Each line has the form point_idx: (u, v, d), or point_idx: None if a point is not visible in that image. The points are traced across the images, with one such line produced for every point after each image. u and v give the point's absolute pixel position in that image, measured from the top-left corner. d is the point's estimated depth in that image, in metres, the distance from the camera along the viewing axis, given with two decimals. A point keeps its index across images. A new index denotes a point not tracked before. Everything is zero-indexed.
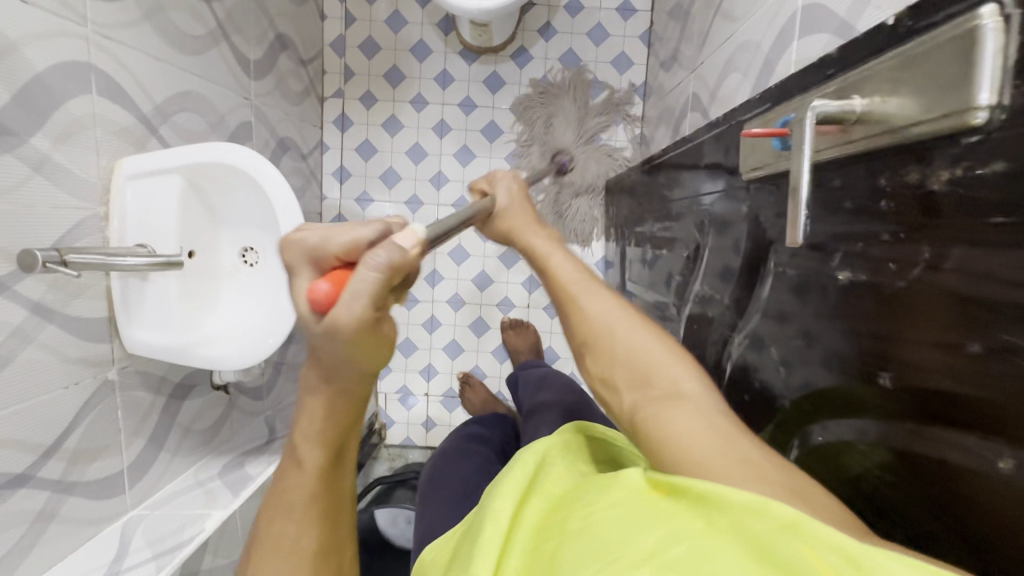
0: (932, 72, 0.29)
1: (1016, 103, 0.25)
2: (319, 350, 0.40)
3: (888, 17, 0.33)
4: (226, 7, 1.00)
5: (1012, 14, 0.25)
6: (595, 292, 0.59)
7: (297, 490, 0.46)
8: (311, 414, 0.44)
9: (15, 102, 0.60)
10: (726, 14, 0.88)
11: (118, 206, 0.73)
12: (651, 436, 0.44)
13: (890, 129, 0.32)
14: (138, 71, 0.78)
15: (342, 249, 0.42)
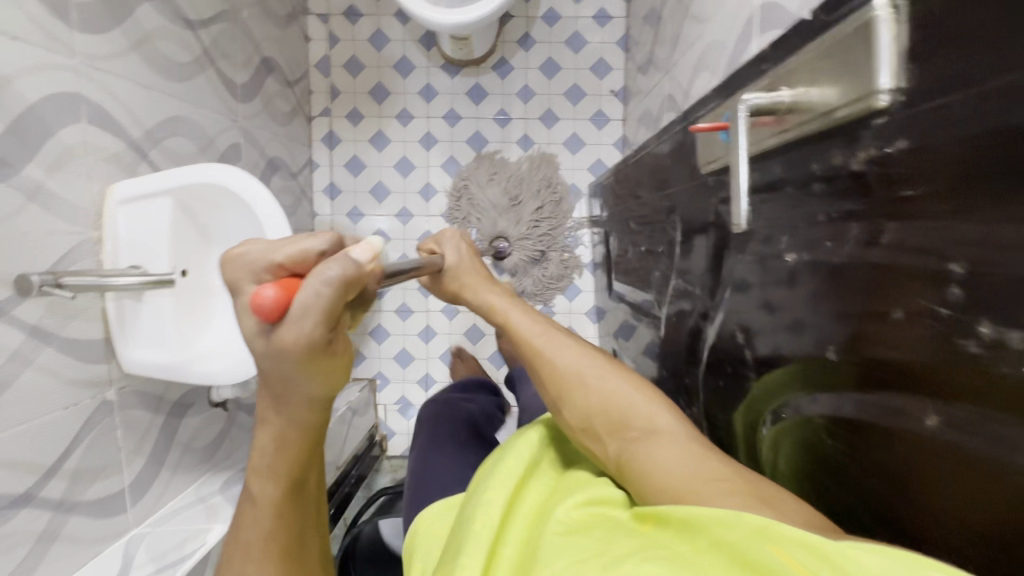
0: (839, 63, 0.32)
1: (912, 85, 0.27)
2: (275, 373, 0.44)
3: (807, 14, 0.36)
4: (211, 35, 1.03)
5: (900, 5, 0.28)
6: (559, 344, 0.63)
7: (254, 528, 0.53)
8: (263, 454, 0.50)
9: (9, 134, 0.63)
10: (693, 17, 0.91)
11: (111, 230, 0.76)
12: (640, 476, 0.49)
13: (812, 117, 0.35)
14: (127, 100, 0.81)
15: (289, 258, 0.44)
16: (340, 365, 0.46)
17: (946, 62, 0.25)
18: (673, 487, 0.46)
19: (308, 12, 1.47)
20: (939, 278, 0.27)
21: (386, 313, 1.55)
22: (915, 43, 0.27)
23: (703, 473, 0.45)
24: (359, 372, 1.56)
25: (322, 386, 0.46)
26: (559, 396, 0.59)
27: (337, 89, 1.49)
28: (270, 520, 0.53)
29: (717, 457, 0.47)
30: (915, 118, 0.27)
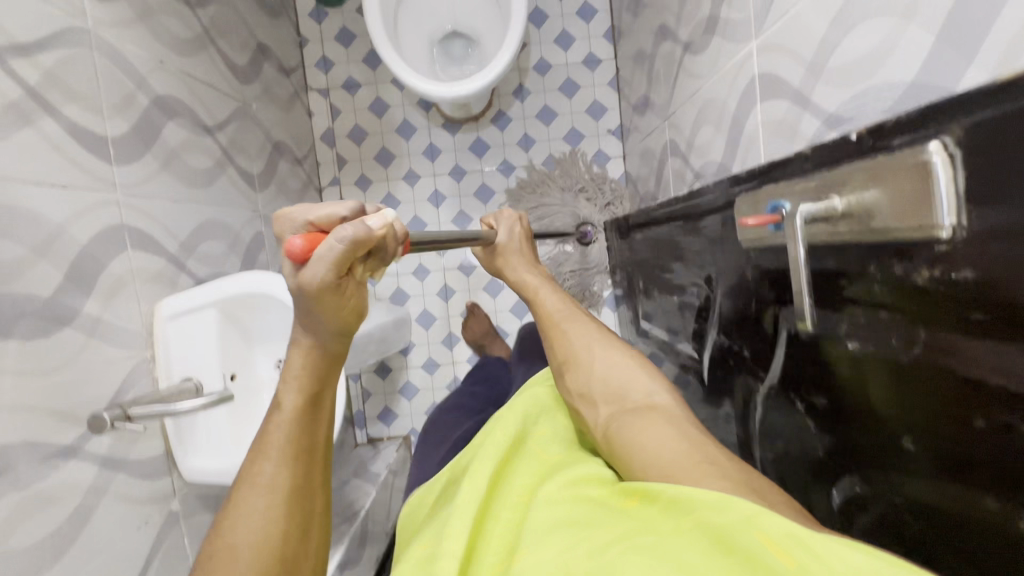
0: (893, 189, 0.35)
1: (975, 225, 0.30)
2: (298, 307, 0.55)
3: (853, 134, 0.39)
4: (228, 134, 1.07)
5: (956, 153, 0.31)
6: (576, 321, 0.78)
7: (277, 429, 0.59)
8: (295, 363, 0.60)
9: (67, 278, 0.66)
10: (688, 70, 0.95)
11: (162, 347, 0.77)
12: (625, 440, 0.57)
13: (868, 230, 0.38)
14: (163, 217, 0.84)
15: (319, 219, 0.53)
16: (349, 306, 0.56)
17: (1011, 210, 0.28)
18: (661, 463, 0.51)
19: (308, 89, 1.52)
20: (1018, 401, 0.30)
21: (414, 369, 1.57)
22: (975, 188, 0.30)
23: (691, 456, 0.50)
24: (393, 431, 1.57)
25: (335, 323, 0.57)
26: (567, 363, 0.73)
27: (343, 158, 1.53)
28: (293, 428, 0.59)
29: (709, 441, 0.52)
30: (984, 251, 0.30)
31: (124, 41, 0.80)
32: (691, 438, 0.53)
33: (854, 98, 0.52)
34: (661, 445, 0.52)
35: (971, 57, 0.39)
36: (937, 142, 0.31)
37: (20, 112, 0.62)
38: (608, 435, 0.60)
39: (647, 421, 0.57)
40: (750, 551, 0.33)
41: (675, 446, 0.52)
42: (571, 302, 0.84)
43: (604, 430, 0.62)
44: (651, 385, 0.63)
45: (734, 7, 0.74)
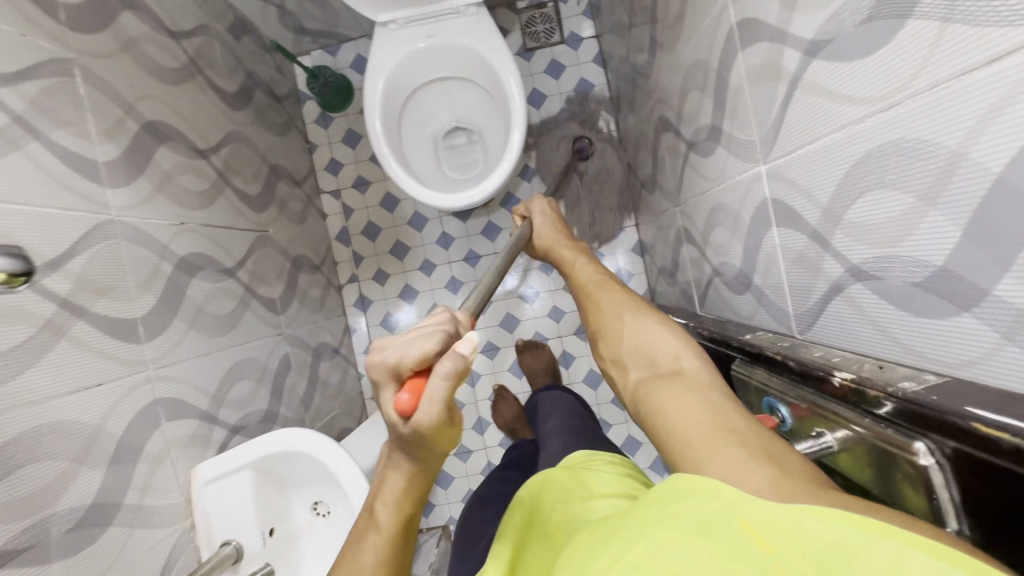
0: (888, 462, 0.39)
1: (975, 536, 0.34)
2: (408, 444, 0.45)
3: (837, 380, 0.44)
4: (248, 268, 1.10)
5: (948, 463, 0.35)
6: (609, 292, 0.75)
7: (370, 552, 0.49)
8: (393, 485, 0.49)
9: (107, 475, 0.67)
10: (696, 167, 0.94)
11: (201, 513, 0.79)
12: (650, 408, 0.52)
13: (870, 478, 0.42)
14: (194, 377, 0.86)
15: (416, 359, 0.42)
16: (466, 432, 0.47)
17: (1011, 549, 0.32)
18: (685, 436, 0.44)
19: (320, 192, 1.57)
20: None
21: (446, 457, 1.56)
22: (968, 506, 0.34)
23: (710, 420, 0.44)
24: (431, 522, 1.54)
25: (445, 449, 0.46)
26: (600, 334, 0.70)
27: (360, 255, 1.56)
28: (388, 550, 0.49)
29: (736, 414, 0.44)
30: (984, 559, 0.34)
31: (145, 218, 0.83)
32: (715, 406, 0.46)
33: (880, 256, 0.49)
34: (683, 408, 0.47)
35: (1006, 264, 0.37)
36: (924, 447, 0.36)
37: (54, 328, 0.64)
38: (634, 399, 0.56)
39: (674, 388, 0.51)
40: (736, 539, 0.29)
41: (700, 414, 0.45)
42: (605, 275, 0.81)
43: (632, 396, 0.58)
44: (678, 347, 0.57)
45: (736, 126, 0.74)
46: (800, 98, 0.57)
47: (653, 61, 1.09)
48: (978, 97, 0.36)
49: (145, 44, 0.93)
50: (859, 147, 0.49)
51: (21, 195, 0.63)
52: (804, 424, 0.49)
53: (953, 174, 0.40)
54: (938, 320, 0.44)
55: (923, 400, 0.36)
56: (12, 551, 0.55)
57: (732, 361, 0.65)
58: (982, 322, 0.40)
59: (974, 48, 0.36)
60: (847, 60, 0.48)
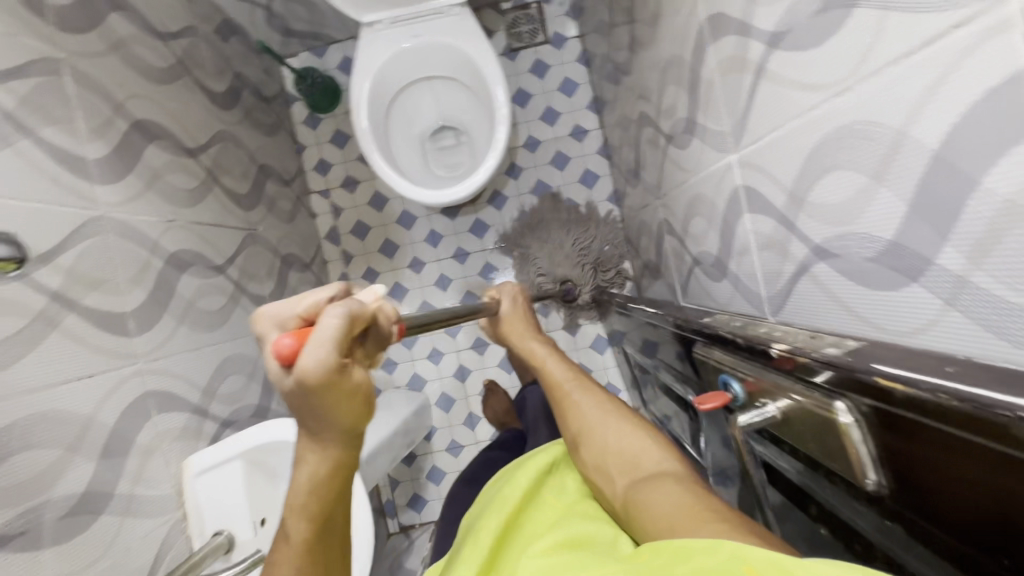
0: (818, 425, 0.38)
1: (894, 488, 0.33)
2: (300, 411, 0.42)
3: (773, 350, 0.44)
4: (237, 265, 1.12)
5: (860, 420, 0.34)
6: (585, 390, 0.70)
7: (284, 564, 0.48)
8: (297, 483, 0.47)
9: (98, 465, 0.69)
10: (674, 161, 0.97)
11: (193, 503, 0.81)
12: (641, 513, 0.49)
13: (808, 443, 0.40)
14: (184, 371, 0.88)
15: (308, 309, 0.45)
16: (361, 402, 0.43)
17: (925, 497, 0.31)
18: (671, 524, 0.44)
19: (309, 192, 1.58)
20: None
21: (438, 453, 1.57)
22: (883, 460, 0.33)
23: (691, 507, 0.44)
24: (424, 517, 1.55)
25: (343, 422, 0.43)
26: (579, 440, 0.64)
27: (349, 254, 1.58)
28: (300, 562, 0.48)
29: (713, 499, 0.45)
30: (909, 511, 0.33)
31: (135, 214, 0.85)
32: (697, 494, 0.46)
33: (838, 236, 0.52)
34: (668, 504, 0.46)
35: (945, 234, 0.40)
36: (841, 406, 0.35)
37: (46, 319, 0.66)
38: (624, 502, 0.53)
39: (660, 488, 0.49)
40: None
41: (681, 508, 0.45)
42: (577, 370, 0.76)
43: (621, 501, 0.54)
44: (659, 451, 0.56)
45: (710, 118, 0.77)
46: (765, 89, 0.59)
47: (633, 59, 1.12)
48: (915, 81, 0.39)
49: (133, 44, 0.95)
50: (819, 135, 0.52)
51: (12, 190, 0.64)
52: (753, 397, 0.48)
53: (898, 155, 0.43)
54: (891, 291, 0.47)
55: (842, 360, 0.36)
56: (7, 535, 0.56)
57: (691, 341, 0.64)
58: (928, 291, 0.42)
59: (909, 38, 0.39)
60: (802, 51, 0.51)
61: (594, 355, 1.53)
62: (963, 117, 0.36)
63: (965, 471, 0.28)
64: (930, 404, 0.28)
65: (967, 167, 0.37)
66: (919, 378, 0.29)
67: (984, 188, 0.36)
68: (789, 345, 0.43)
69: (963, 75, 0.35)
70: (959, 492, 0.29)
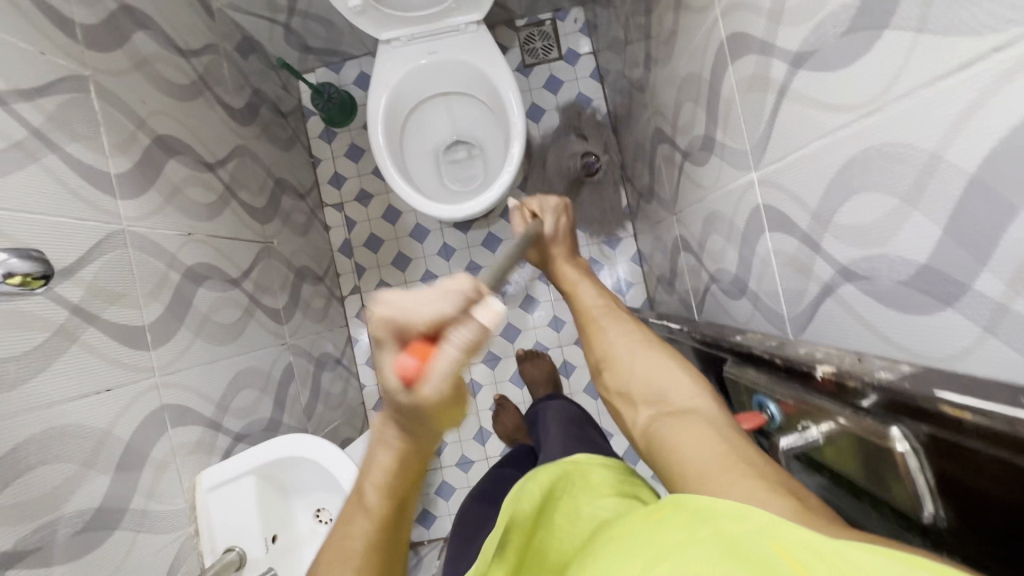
0: (867, 453, 0.37)
1: (951, 522, 0.32)
2: (403, 414, 0.43)
3: (816, 372, 0.42)
4: (252, 278, 1.12)
5: (919, 449, 0.33)
6: (617, 323, 0.73)
7: (356, 538, 0.48)
8: (381, 466, 0.48)
9: (114, 480, 0.68)
10: (691, 178, 0.97)
11: (204, 520, 0.79)
12: (660, 444, 0.52)
13: (854, 470, 0.39)
14: (199, 385, 0.88)
15: (425, 323, 0.42)
16: (464, 418, 0.45)
17: (984, 532, 0.30)
18: (695, 461, 0.45)
19: (324, 205, 1.59)
20: None
21: (448, 468, 1.56)
22: (941, 491, 0.32)
23: (728, 457, 0.43)
24: (433, 534, 1.54)
25: (440, 431, 0.45)
26: (603, 362, 0.69)
27: (362, 267, 1.59)
28: (375, 535, 0.48)
29: (745, 446, 0.45)
30: (965, 545, 0.32)
31: (154, 227, 0.85)
32: (726, 438, 0.47)
33: (867, 258, 0.51)
34: (691, 442, 0.48)
35: (984, 260, 0.38)
36: (898, 433, 0.34)
37: (67, 333, 0.66)
38: (645, 434, 0.56)
39: (684, 422, 0.51)
40: (767, 562, 0.28)
41: (708, 445, 0.46)
42: (610, 300, 0.79)
43: (641, 430, 0.58)
44: (693, 386, 0.56)
45: (729, 136, 0.76)
46: (788, 108, 0.59)
47: (648, 76, 1.12)
48: (951, 103, 0.38)
49: (157, 62, 0.96)
50: (845, 154, 0.51)
51: (37, 207, 0.65)
52: (791, 420, 0.46)
53: (931, 179, 0.42)
54: (923, 316, 0.46)
55: (897, 384, 0.34)
56: (21, 552, 0.55)
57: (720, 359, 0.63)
58: (965, 318, 0.41)
59: (945, 58, 0.38)
60: (829, 71, 0.51)
61: None
62: (1000, 141, 0.35)
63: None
64: (1005, 435, 0.27)
65: (1006, 194, 0.36)
66: (981, 407, 0.28)
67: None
68: (834, 367, 0.41)
69: (1002, 98, 0.34)
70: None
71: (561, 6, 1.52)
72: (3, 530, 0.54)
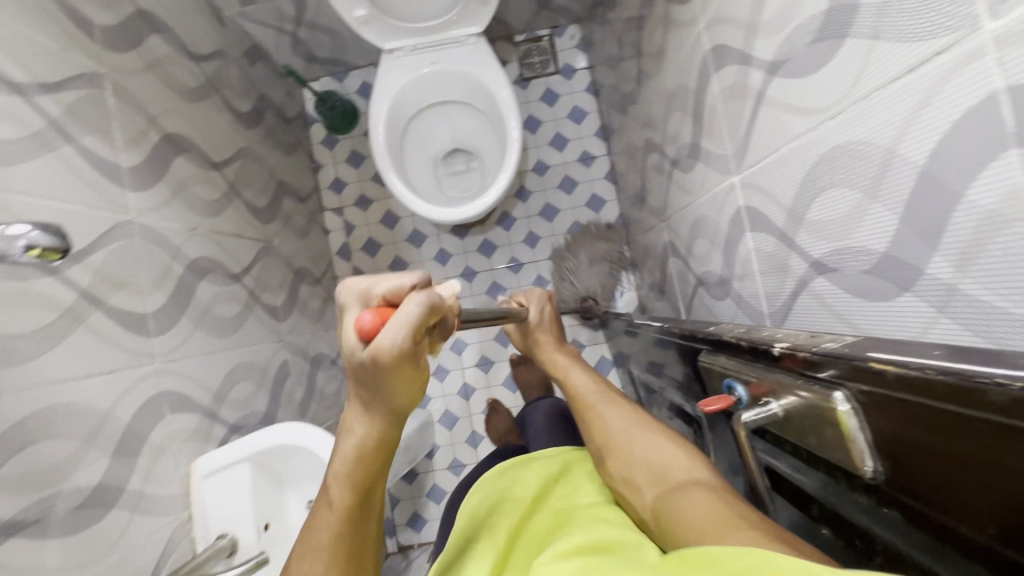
0: (818, 420, 0.40)
1: (891, 476, 0.35)
2: (364, 381, 0.45)
3: (775, 349, 0.46)
4: (252, 275, 1.15)
5: (858, 408, 0.36)
6: (613, 403, 0.71)
7: (324, 531, 0.50)
8: (344, 457, 0.50)
9: (112, 461, 0.70)
10: (679, 185, 1.01)
11: (199, 505, 0.81)
12: (672, 524, 0.49)
13: (807, 439, 0.42)
14: (198, 374, 0.90)
15: (387, 290, 0.48)
16: (417, 385, 0.47)
17: (917, 479, 0.33)
18: (701, 530, 0.44)
19: (324, 209, 1.63)
20: None
21: (439, 472, 1.56)
22: (879, 445, 0.35)
23: (721, 504, 0.45)
24: (423, 538, 1.54)
25: (398, 399, 0.47)
26: (604, 449, 0.65)
27: (360, 270, 1.61)
28: (338, 530, 0.50)
29: (743, 506, 0.44)
30: (904, 496, 0.34)
31: (160, 219, 0.88)
32: (725, 499, 0.46)
33: (836, 250, 0.55)
34: (697, 510, 0.46)
35: (934, 244, 0.42)
36: (840, 396, 0.37)
37: (74, 315, 0.68)
38: (656, 517, 0.53)
39: (688, 494, 0.50)
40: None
41: (712, 512, 0.45)
42: (602, 383, 0.77)
43: (651, 511, 0.54)
44: (690, 461, 0.56)
45: (713, 142, 0.80)
46: (765, 113, 0.63)
47: (640, 89, 1.17)
48: (902, 103, 0.42)
49: (169, 64, 1.01)
50: (815, 155, 0.55)
51: (51, 193, 0.68)
52: (755, 399, 0.49)
53: (888, 172, 0.45)
54: (886, 301, 0.49)
55: (841, 351, 0.38)
56: (23, 521, 0.57)
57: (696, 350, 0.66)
58: (920, 300, 0.44)
59: (895, 63, 0.42)
60: (800, 78, 0.55)
61: None
62: (945, 135, 0.39)
63: (957, 450, 0.29)
64: (922, 381, 0.30)
65: (952, 182, 0.39)
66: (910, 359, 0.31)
67: (968, 200, 0.38)
68: (790, 343, 0.45)
69: (944, 96, 0.38)
70: (949, 468, 0.30)
71: (558, 23, 1.58)
72: (6, 499, 0.56)
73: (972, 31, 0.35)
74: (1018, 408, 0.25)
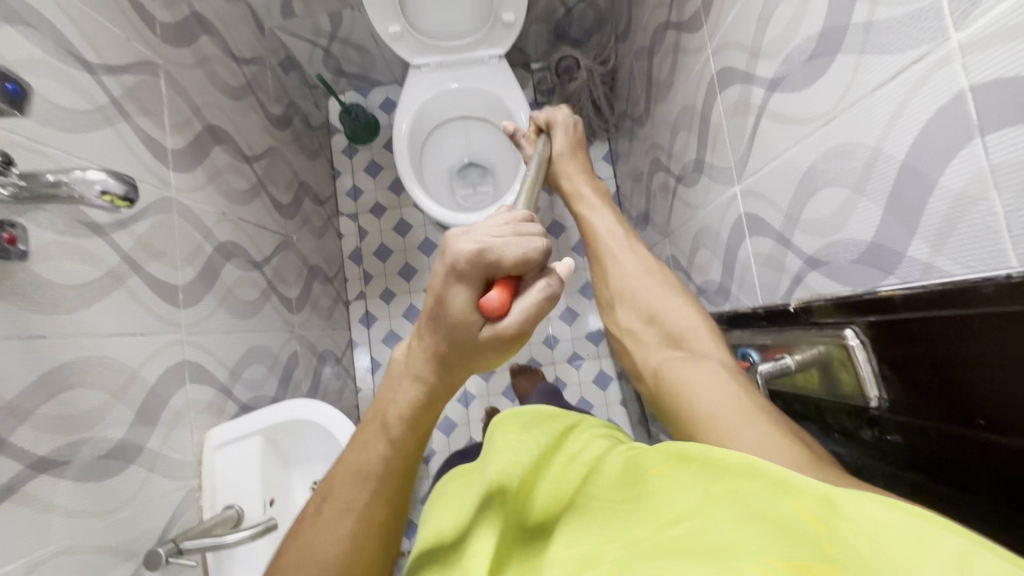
0: (833, 359, 0.59)
1: (890, 395, 0.52)
2: (460, 341, 0.41)
3: (799, 310, 0.66)
4: (272, 266, 1.20)
5: (864, 343, 0.54)
6: (631, 254, 0.79)
7: (375, 450, 0.46)
8: (408, 394, 0.45)
9: (136, 419, 0.73)
10: (683, 199, 1.07)
11: (209, 475, 0.83)
12: (679, 390, 0.61)
13: (819, 376, 0.61)
14: (217, 350, 0.93)
15: (508, 266, 0.39)
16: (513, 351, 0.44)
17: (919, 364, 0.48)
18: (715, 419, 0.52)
19: (339, 214, 1.69)
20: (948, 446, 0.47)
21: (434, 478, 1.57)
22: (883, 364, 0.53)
23: (739, 405, 0.52)
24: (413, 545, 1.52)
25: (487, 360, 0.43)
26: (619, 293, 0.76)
27: (369, 274, 1.66)
28: (394, 454, 0.46)
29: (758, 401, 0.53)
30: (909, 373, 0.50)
31: (196, 201, 0.94)
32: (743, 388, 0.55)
33: (827, 245, 0.61)
34: (711, 389, 0.57)
35: (914, 230, 0.48)
36: (850, 333, 0.56)
37: (116, 276, 0.73)
38: (658, 377, 0.66)
39: (701, 372, 0.60)
40: (792, 524, 0.31)
41: (726, 404, 0.53)
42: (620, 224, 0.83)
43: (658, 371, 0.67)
44: (711, 339, 0.65)
45: (717, 156, 0.87)
46: (765, 125, 0.70)
47: (648, 112, 1.25)
48: (885, 106, 0.49)
49: (215, 62, 1.08)
50: (811, 158, 0.61)
51: (107, 161, 0.74)
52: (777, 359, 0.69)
53: (874, 168, 0.51)
54: (871, 287, 0.54)
55: (855, 294, 0.56)
56: (54, 460, 0.60)
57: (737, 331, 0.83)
58: (900, 282, 0.50)
59: (879, 72, 0.49)
60: (797, 91, 0.62)
61: (596, 390, 1.60)
62: (919, 132, 0.45)
63: (955, 346, 0.44)
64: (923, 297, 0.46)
65: (928, 173, 0.45)
66: (914, 284, 0.48)
67: (941, 186, 0.44)
68: (808, 301, 0.64)
69: (920, 98, 0.45)
70: (947, 347, 0.45)
71: None
72: (44, 437, 0.59)
73: (941, 41, 0.41)
74: (1005, 292, 0.39)
